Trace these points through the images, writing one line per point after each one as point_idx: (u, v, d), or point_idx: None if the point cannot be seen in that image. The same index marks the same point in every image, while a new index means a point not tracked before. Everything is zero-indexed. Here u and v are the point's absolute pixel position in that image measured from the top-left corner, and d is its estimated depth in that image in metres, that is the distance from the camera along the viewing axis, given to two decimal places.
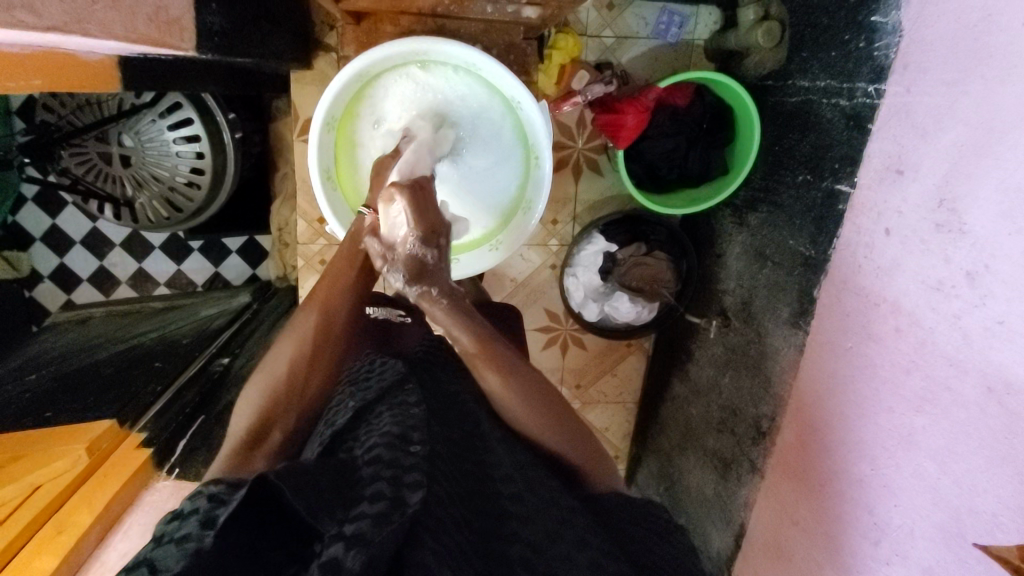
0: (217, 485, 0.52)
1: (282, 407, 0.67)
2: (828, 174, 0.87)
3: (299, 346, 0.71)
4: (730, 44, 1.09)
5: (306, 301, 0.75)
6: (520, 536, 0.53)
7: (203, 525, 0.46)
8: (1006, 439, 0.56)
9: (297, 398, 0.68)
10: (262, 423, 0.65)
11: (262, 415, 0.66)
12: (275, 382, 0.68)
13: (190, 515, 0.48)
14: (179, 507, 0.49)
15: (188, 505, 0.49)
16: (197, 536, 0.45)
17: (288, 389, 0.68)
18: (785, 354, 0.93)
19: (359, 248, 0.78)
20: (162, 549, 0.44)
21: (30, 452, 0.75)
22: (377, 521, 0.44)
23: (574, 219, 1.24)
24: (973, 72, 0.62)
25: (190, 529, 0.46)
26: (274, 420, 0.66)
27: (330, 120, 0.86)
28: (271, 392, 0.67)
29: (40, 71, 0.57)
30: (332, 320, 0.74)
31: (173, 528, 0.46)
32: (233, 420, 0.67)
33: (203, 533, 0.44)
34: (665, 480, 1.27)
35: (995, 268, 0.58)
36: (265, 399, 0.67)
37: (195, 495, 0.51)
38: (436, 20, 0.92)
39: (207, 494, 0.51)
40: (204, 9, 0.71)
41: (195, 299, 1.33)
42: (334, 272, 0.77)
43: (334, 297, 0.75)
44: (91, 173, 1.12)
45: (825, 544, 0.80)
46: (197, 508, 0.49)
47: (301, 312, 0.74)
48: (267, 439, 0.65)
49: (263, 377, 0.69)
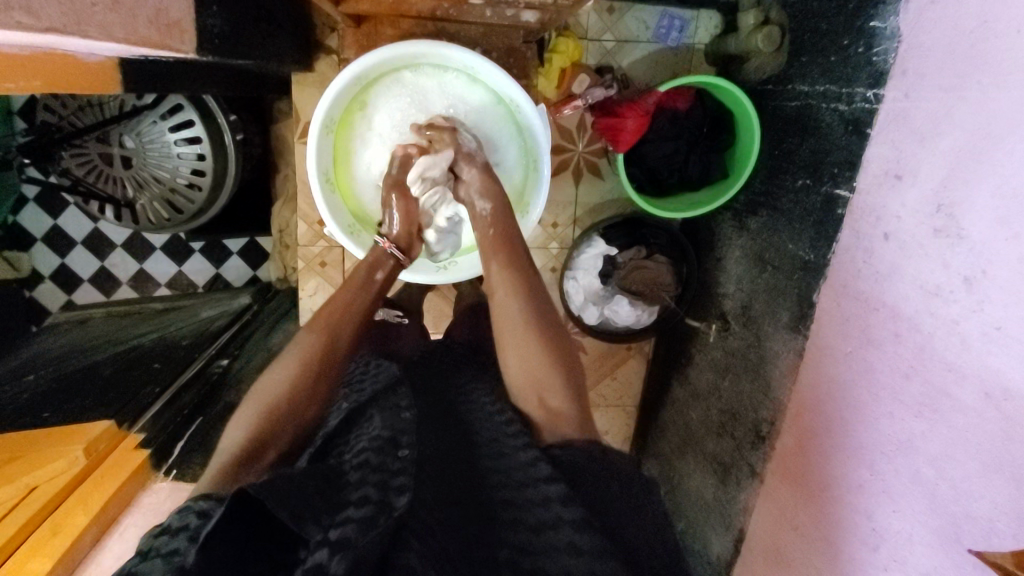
0: (207, 501, 0.52)
1: (281, 428, 0.66)
2: (827, 179, 0.87)
3: (303, 362, 0.71)
4: (731, 48, 1.09)
5: (310, 324, 0.75)
6: (508, 539, 0.51)
7: (191, 541, 0.46)
8: (1003, 446, 0.55)
9: (298, 415, 0.68)
10: (259, 441, 0.64)
11: (258, 433, 0.64)
12: (269, 408, 0.66)
13: (179, 531, 0.47)
14: (167, 523, 0.50)
15: (178, 521, 0.49)
16: (183, 550, 0.45)
17: (283, 414, 0.67)
18: (784, 359, 0.92)
19: (375, 277, 0.83)
20: (147, 563, 0.44)
21: (27, 453, 0.75)
22: (361, 527, 0.45)
23: (575, 223, 1.25)
24: (972, 77, 0.62)
25: (178, 544, 0.46)
26: (269, 437, 0.64)
27: (329, 123, 0.86)
28: (268, 417, 0.66)
29: (41, 74, 0.58)
30: (335, 347, 0.74)
31: (161, 543, 0.47)
32: (222, 441, 0.66)
33: (188, 547, 0.45)
34: (665, 483, 1.26)
35: (992, 273, 0.58)
36: (263, 415, 0.65)
37: (186, 511, 0.51)
38: (436, 24, 0.94)
39: (198, 510, 0.51)
40: (205, 12, 0.72)
41: (195, 300, 1.34)
42: (343, 293, 0.80)
43: (341, 324, 0.76)
44: (93, 173, 1.12)
45: (824, 548, 0.80)
46: (187, 524, 0.48)
47: (308, 332, 0.74)
48: (263, 455, 0.63)
49: (263, 394, 0.68)
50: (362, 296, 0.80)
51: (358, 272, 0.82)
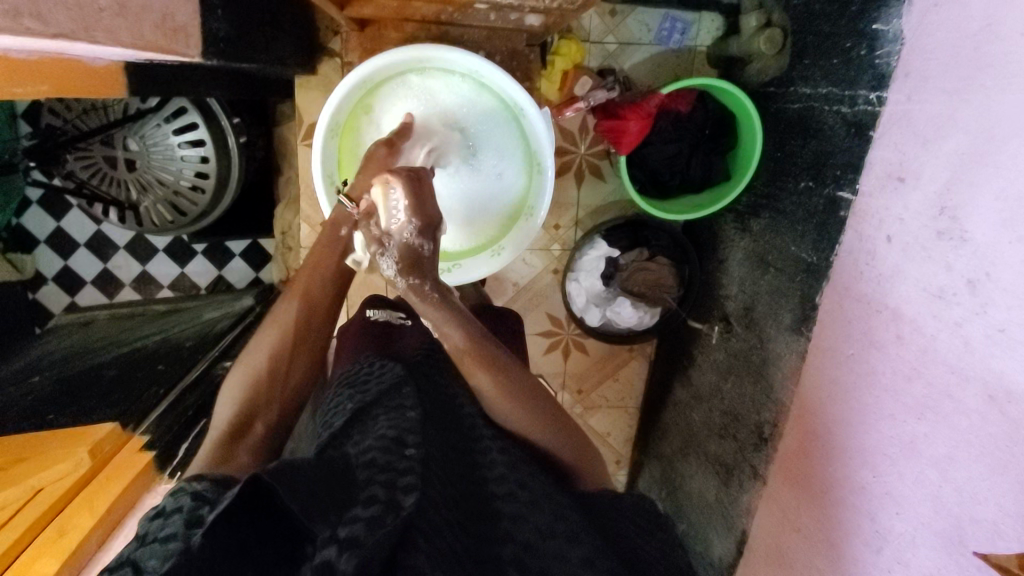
0: (201, 482, 0.54)
1: (265, 402, 0.67)
2: (830, 181, 0.87)
3: (280, 333, 0.71)
4: (733, 51, 1.10)
5: (284, 292, 0.76)
6: (513, 536, 0.52)
7: (189, 525, 0.46)
8: (1006, 447, 0.56)
9: (281, 389, 0.69)
10: (245, 414, 0.66)
11: (245, 408, 0.66)
12: (255, 377, 0.69)
13: (173, 514, 0.48)
14: (163, 504, 0.50)
15: (172, 503, 0.50)
16: (181, 536, 0.45)
17: (271, 381, 0.69)
18: (787, 360, 0.92)
19: (340, 234, 0.79)
20: (146, 549, 0.45)
21: (34, 456, 0.75)
22: (370, 525, 0.45)
23: (577, 225, 1.25)
24: (974, 81, 0.62)
25: (175, 528, 0.46)
26: (257, 412, 0.66)
27: (334, 126, 0.87)
28: (256, 386, 0.68)
29: (48, 78, 0.58)
30: (311, 309, 0.75)
31: (157, 527, 0.47)
32: (218, 410, 0.68)
33: (187, 534, 0.45)
34: (667, 485, 1.27)
35: (995, 276, 0.58)
36: (249, 387, 0.68)
37: (179, 492, 0.52)
38: (439, 27, 0.94)
39: (191, 492, 0.52)
40: (211, 16, 0.72)
41: (199, 302, 1.34)
42: (313, 256, 0.79)
43: (314, 286, 0.77)
44: (96, 176, 1.12)
45: (827, 551, 0.80)
46: (180, 507, 0.49)
47: (281, 302, 0.75)
48: (249, 432, 0.65)
49: (248, 363, 0.70)
50: (338, 264, 0.79)
51: (324, 233, 0.82)
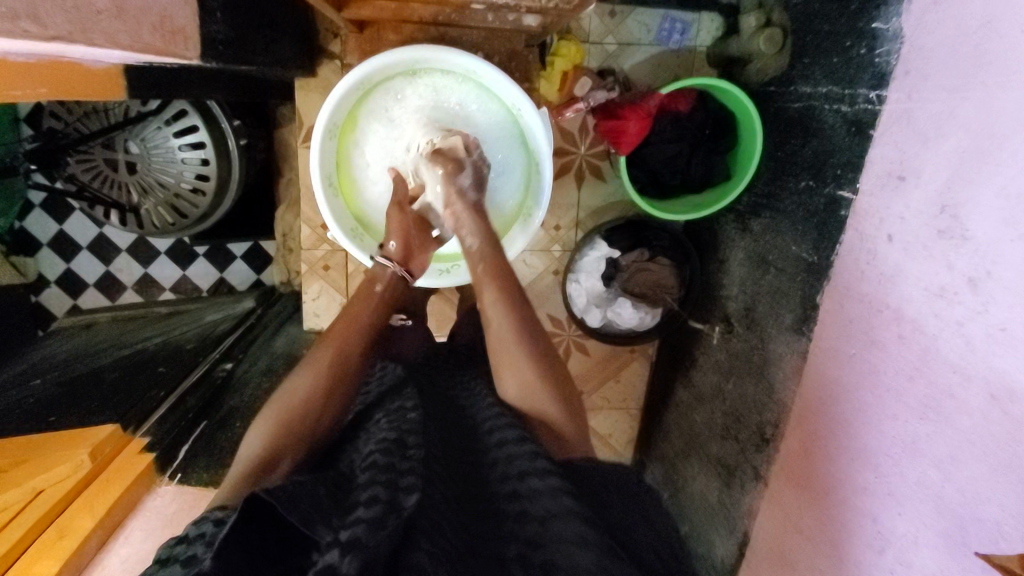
0: (222, 509, 0.53)
1: (294, 441, 0.64)
2: (830, 180, 0.87)
3: (316, 376, 0.69)
4: (734, 51, 1.09)
5: (324, 337, 0.74)
6: (517, 534, 0.51)
7: (207, 546, 0.47)
8: (1008, 447, 0.55)
9: (310, 428, 0.65)
10: (270, 451, 0.62)
11: (270, 447, 0.62)
12: (279, 420, 0.65)
13: (196, 538, 0.49)
14: (185, 531, 0.51)
15: (194, 530, 0.50)
16: (200, 557, 0.46)
17: (299, 418, 0.65)
18: (789, 361, 0.92)
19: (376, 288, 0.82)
20: (167, 569, 0.46)
21: (35, 457, 0.76)
22: (371, 527, 0.44)
23: (577, 225, 1.25)
24: (974, 78, 0.62)
25: (195, 550, 0.47)
26: (282, 452, 0.62)
27: (331, 129, 0.87)
28: (280, 424, 0.64)
29: (47, 80, 0.58)
30: (348, 358, 0.72)
31: (179, 550, 0.48)
32: (242, 450, 0.64)
33: (203, 555, 0.46)
34: (669, 487, 1.26)
35: (996, 275, 0.58)
36: (277, 427, 0.64)
37: (201, 519, 0.52)
38: (436, 28, 0.94)
39: (213, 518, 0.52)
40: (209, 18, 0.72)
41: (200, 304, 1.35)
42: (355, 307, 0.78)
43: (350, 335, 0.74)
44: (96, 178, 1.13)
45: (831, 553, 0.79)
46: (203, 532, 0.49)
47: (320, 347, 0.72)
48: (276, 467, 0.61)
49: (273, 407, 0.67)
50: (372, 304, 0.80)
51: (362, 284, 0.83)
